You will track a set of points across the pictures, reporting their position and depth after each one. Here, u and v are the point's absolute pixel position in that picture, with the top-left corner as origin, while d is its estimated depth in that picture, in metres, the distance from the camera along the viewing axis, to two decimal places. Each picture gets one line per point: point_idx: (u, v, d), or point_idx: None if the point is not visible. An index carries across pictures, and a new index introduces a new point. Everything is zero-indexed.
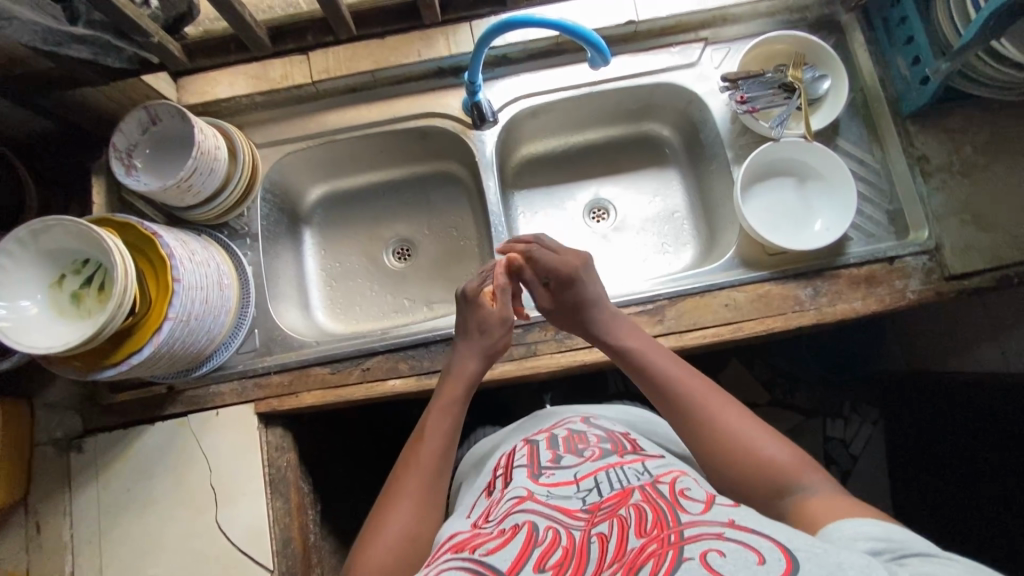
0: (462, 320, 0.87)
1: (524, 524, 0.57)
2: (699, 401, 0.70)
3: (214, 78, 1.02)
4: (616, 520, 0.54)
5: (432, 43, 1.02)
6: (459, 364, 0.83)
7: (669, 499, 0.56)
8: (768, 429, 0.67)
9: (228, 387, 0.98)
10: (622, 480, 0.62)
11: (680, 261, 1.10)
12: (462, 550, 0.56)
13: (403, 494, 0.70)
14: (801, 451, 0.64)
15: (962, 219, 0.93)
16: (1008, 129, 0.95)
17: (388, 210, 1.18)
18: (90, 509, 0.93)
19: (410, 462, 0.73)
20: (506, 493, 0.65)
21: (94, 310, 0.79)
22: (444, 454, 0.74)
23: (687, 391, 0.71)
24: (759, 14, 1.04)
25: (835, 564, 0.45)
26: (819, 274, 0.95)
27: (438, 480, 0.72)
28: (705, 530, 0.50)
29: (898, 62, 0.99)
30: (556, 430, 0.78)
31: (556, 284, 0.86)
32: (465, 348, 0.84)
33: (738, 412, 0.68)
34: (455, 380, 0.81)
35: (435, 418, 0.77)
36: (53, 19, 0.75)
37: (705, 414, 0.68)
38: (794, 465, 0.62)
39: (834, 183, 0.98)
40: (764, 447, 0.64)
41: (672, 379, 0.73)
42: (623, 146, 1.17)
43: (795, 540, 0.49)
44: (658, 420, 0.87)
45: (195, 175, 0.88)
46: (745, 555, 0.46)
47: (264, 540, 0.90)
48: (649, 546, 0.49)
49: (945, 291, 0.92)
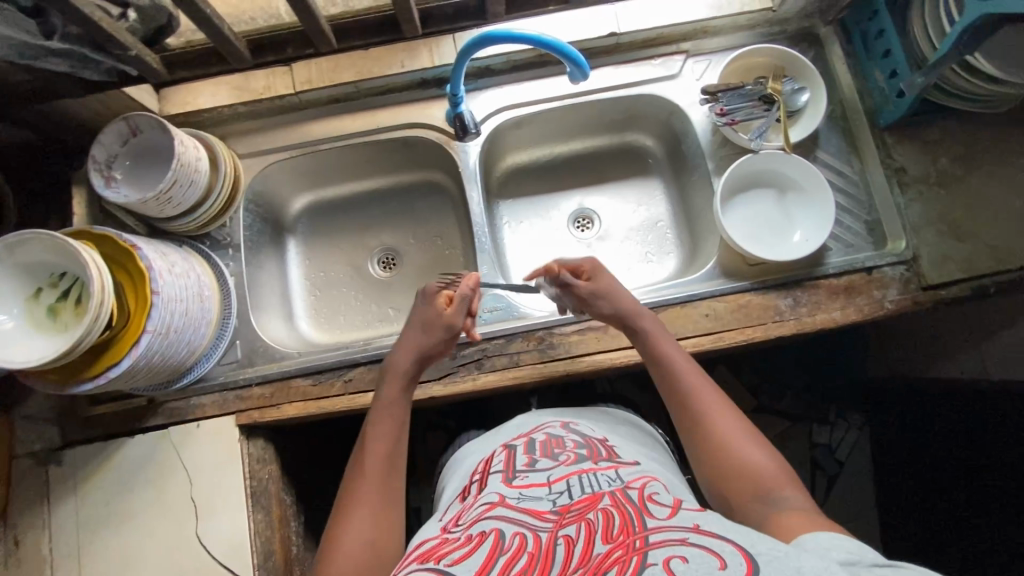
0: (413, 315, 0.88)
1: (491, 531, 0.57)
2: (703, 405, 0.72)
3: (195, 88, 1.01)
4: (583, 524, 0.55)
5: (416, 54, 1.02)
6: (393, 359, 0.84)
7: (637, 504, 0.57)
8: (763, 443, 0.68)
9: (209, 400, 0.97)
10: (593, 485, 0.62)
11: (663, 270, 1.11)
12: (428, 559, 0.56)
13: (360, 503, 0.69)
14: (791, 470, 0.65)
15: (940, 230, 0.95)
16: (983, 141, 0.97)
17: (373, 219, 1.18)
18: (68, 523, 0.92)
19: (362, 469, 0.73)
20: (478, 499, 0.66)
21: (71, 323, 0.78)
22: (391, 456, 0.75)
23: (692, 389, 0.73)
24: (739, 26, 1.05)
25: (794, 567, 0.46)
26: (799, 283, 0.96)
27: (392, 483, 0.73)
28: (670, 535, 0.50)
29: (875, 74, 1.00)
30: (534, 435, 0.79)
31: (590, 271, 0.89)
32: (405, 341, 0.85)
33: (738, 421, 0.70)
34: (392, 376, 0.82)
35: (378, 420, 0.78)
36: (29, 35, 0.72)
37: (706, 416, 0.70)
38: (779, 479, 0.64)
39: (812, 195, 0.99)
40: (755, 457, 0.66)
41: (681, 375, 0.75)
42: (607, 156, 1.18)
43: (760, 546, 0.49)
44: (637, 426, 0.89)
45: (174, 187, 0.88)
46: (708, 560, 0.46)
47: (245, 553, 0.89)
48: (615, 551, 0.49)
49: (922, 301, 0.93)
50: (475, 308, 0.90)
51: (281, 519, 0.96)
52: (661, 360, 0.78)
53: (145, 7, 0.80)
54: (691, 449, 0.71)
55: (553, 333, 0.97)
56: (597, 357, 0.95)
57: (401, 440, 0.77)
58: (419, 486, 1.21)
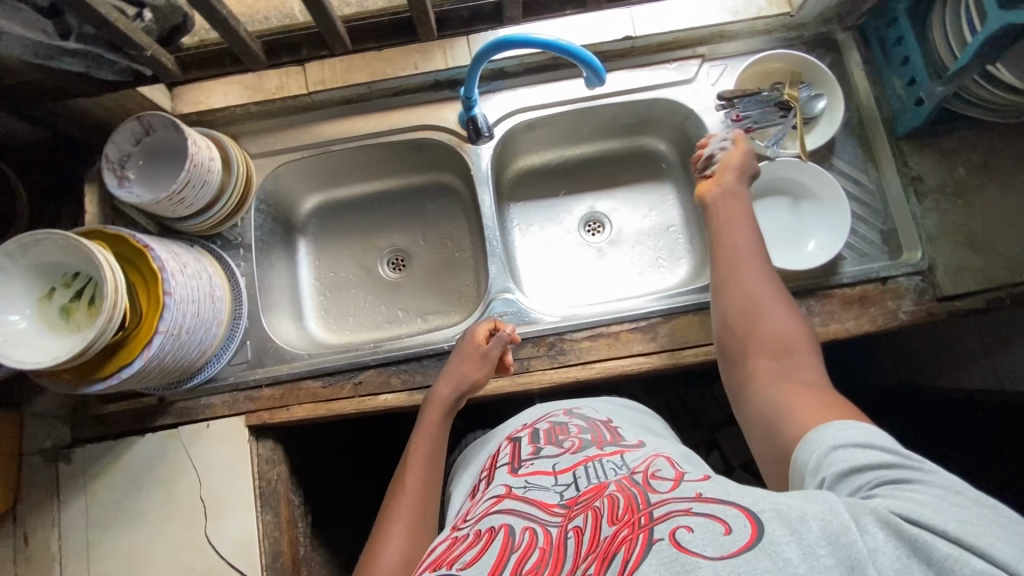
0: (456, 351, 0.89)
1: (501, 528, 0.57)
2: (748, 268, 0.71)
3: (209, 87, 1.02)
4: (590, 512, 0.54)
5: (429, 56, 1.02)
6: (435, 391, 0.85)
7: (642, 485, 0.56)
8: (794, 313, 0.68)
9: (219, 400, 0.97)
10: (600, 475, 0.61)
11: (674, 276, 1.10)
12: (441, 565, 0.55)
13: (394, 523, 0.70)
14: (815, 343, 0.66)
15: (956, 240, 0.94)
16: (1001, 151, 0.96)
17: (383, 219, 1.17)
18: (78, 520, 0.92)
19: (399, 492, 0.74)
20: (487, 493, 0.67)
21: (84, 324, 0.78)
22: (428, 480, 0.76)
23: (736, 246, 0.73)
24: (756, 31, 1.04)
25: (798, 518, 0.44)
26: (812, 293, 0.95)
27: (427, 503, 0.74)
28: (675, 507, 0.50)
29: (893, 82, 0.99)
30: (538, 424, 0.78)
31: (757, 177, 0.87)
32: (446, 375, 0.86)
33: (776, 286, 0.70)
34: (433, 407, 0.83)
35: (416, 447, 0.79)
36: (44, 36, 0.72)
37: (753, 279, 0.70)
38: (803, 346, 0.65)
39: (828, 203, 0.98)
40: (785, 323, 0.66)
41: (735, 232, 0.75)
42: (619, 160, 1.17)
43: (762, 501, 0.47)
44: (648, 414, 0.87)
45: (187, 187, 0.88)
46: (713, 528, 0.46)
47: (253, 553, 0.90)
48: (621, 532, 0.49)
49: (937, 312, 0.92)
50: (508, 359, 0.90)
51: (290, 521, 0.96)
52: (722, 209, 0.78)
53: (161, 7, 0.80)
54: (721, 307, 0.72)
55: (563, 338, 0.97)
56: (607, 364, 0.95)
57: (438, 462, 0.78)
58: None
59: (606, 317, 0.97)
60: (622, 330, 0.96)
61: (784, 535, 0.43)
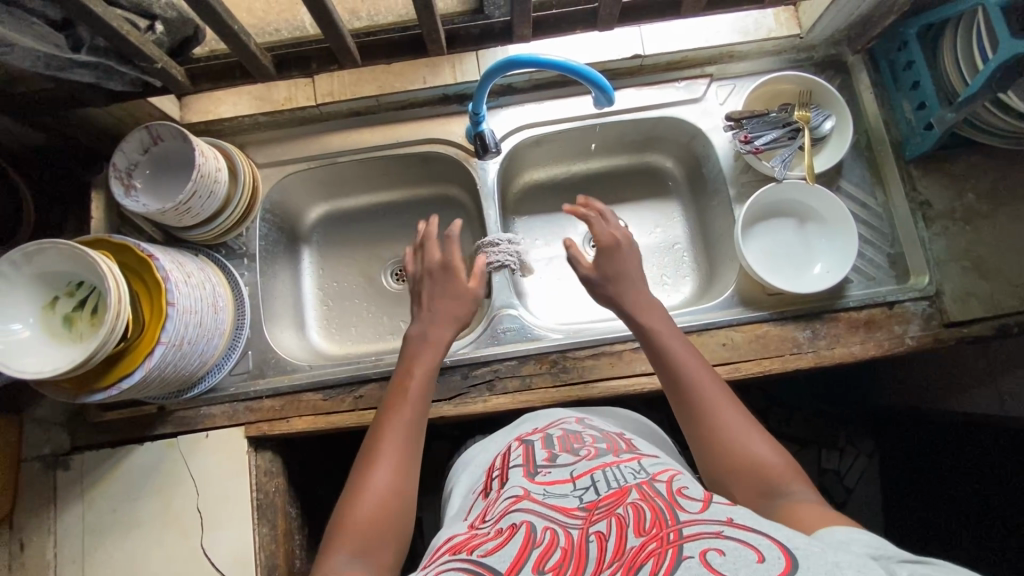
0: (434, 284, 0.87)
1: (522, 524, 0.54)
2: (705, 400, 0.69)
3: (218, 97, 1.02)
4: (614, 518, 0.52)
5: (438, 70, 1.03)
6: (431, 328, 0.83)
7: (667, 498, 0.54)
8: (768, 437, 0.66)
9: (219, 410, 0.97)
10: (619, 479, 0.59)
11: (679, 294, 1.09)
12: (460, 551, 0.54)
13: (383, 455, 0.68)
14: (798, 468, 0.63)
15: (963, 265, 0.93)
16: (1010, 177, 0.95)
17: (388, 231, 1.17)
18: (74, 528, 0.92)
19: (386, 422, 0.72)
20: (502, 493, 0.63)
21: (86, 335, 0.78)
22: (417, 409, 0.74)
23: (684, 380, 0.72)
24: (765, 52, 1.04)
25: (833, 562, 0.43)
26: (818, 316, 0.94)
27: (416, 431, 0.72)
28: (705, 528, 0.48)
29: (903, 106, 0.98)
30: (550, 430, 0.76)
31: (601, 249, 0.88)
32: (439, 313, 0.84)
33: (740, 413, 0.68)
34: (420, 340, 0.82)
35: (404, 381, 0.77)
36: (56, 49, 0.72)
37: (711, 410, 0.68)
38: (787, 475, 0.62)
39: (834, 227, 0.98)
40: (761, 454, 0.63)
41: (681, 362, 0.74)
42: (626, 176, 1.17)
43: (794, 539, 0.47)
44: (651, 427, 0.87)
45: (194, 198, 0.88)
46: (745, 553, 0.45)
47: (248, 566, 0.89)
48: (649, 545, 0.47)
49: (944, 338, 0.91)
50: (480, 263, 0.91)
51: (286, 533, 0.95)
52: (639, 295, 0.84)
53: (173, 19, 0.79)
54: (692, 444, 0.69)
55: (566, 356, 0.96)
56: (610, 383, 0.94)
57: (426, 393, 0.76)
58: (425, 497, 1.23)
59: (609, 335, 0.96)
60: (625, 348, 0.96)
61: (820, 572, 0.42)
